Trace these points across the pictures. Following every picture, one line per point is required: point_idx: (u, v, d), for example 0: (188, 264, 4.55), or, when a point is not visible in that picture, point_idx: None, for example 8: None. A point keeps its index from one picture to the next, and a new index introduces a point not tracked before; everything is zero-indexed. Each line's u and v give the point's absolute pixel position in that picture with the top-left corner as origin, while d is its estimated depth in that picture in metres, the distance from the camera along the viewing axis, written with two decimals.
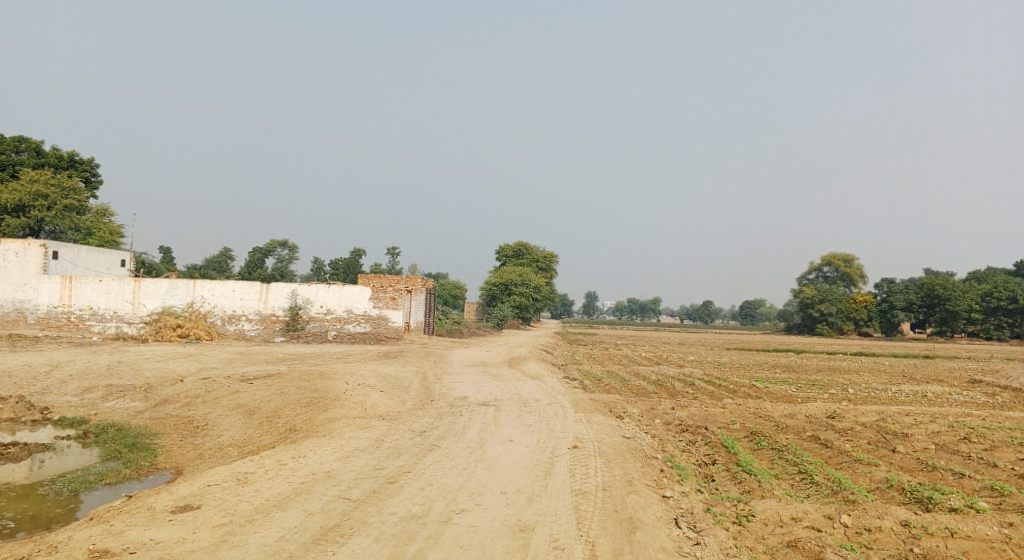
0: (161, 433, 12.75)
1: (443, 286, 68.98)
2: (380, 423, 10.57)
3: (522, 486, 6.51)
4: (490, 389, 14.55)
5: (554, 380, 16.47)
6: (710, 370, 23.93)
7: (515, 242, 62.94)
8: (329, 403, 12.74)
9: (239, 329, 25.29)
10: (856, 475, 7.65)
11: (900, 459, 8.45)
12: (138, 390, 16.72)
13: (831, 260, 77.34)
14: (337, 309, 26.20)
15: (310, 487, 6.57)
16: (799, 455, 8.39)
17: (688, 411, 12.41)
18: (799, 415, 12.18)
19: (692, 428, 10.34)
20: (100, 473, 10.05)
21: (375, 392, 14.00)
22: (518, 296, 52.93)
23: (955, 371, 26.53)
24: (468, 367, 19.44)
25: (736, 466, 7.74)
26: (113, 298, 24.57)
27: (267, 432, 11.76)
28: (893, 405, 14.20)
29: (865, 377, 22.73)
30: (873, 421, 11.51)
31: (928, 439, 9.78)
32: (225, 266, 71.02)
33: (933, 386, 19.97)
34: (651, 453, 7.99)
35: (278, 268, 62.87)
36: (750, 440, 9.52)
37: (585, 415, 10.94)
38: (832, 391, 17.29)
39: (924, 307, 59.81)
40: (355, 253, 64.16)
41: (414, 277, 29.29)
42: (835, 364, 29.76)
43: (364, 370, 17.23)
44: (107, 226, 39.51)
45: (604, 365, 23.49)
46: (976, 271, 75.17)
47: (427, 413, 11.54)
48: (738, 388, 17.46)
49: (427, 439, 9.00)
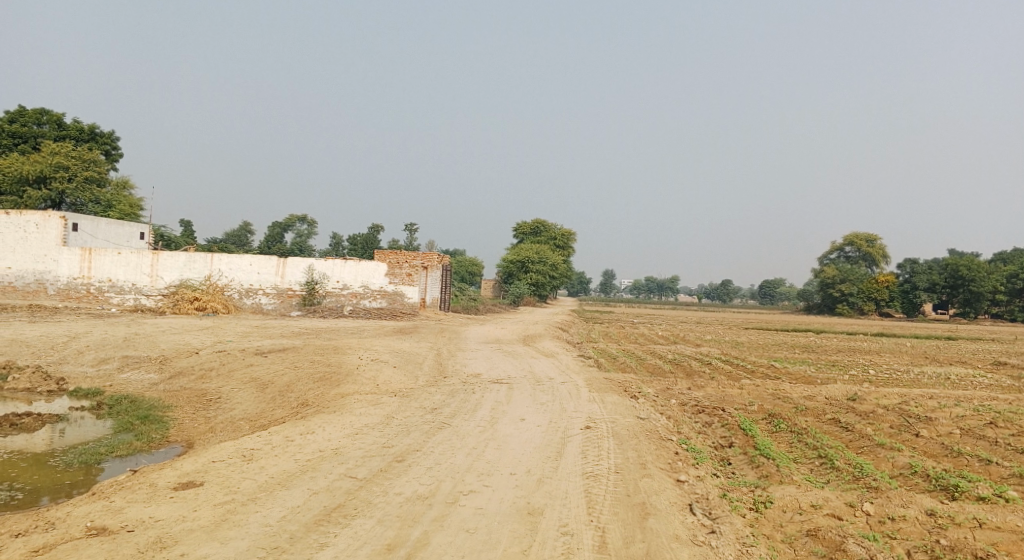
0: (175, 406, 12.79)
1: (460, 262, 68.90)
2: (391, 399, 10.48)
3: (532, 467, 6.34)
4: (504, 366, 14.42)
5: (569, 358, 16.30)
6: (728, 350, 23.64)
7: (532, 219, 62.54)
8: (341, 378, 12.66)
9: (256, 303, 25.34)
10: (878, 460, 7.39)
11: (924, 444, 8.16)
12: (153, 362, 16.81)
13: (853, 239, 76.11)
14: (353, 285, 26.14)
15: (316, 464, 6.47)
16: (819, 439, 8.13)
17: (705, 392, 12.18)
18: (819, 397, 11.89)
19: (709, 409, 10.11)
20: (112, 445, 10.09)
21: (388, 367, 13.93)
22: (535, 272, 52.69)
23: (979, 354, 25.98)
24: (482, 344, 19.32)
25: (753, 449, 7.52)
26: (131, 271, 24.70)
27: (279, 407, 11.72)
28: (917, 388, 13.84)
29: (886, 359, 22.32)
30: (896, 404, 11.19)
31: (953, 424, 9.46)
32: (244, 240, 71.50)
33: (956, 368, 19.54)
34: (666, 435, 7.78)
35: (296, 242, 63.17)
36: (768, 422, 9.28)
37: (600, 394, 10.75)
38: (853, 372, 16.95)
39: (948, 288, 58.77)
40: (373, 228, 64.27)
41: (431, 253, 29.14)
42: (855, 345, 29.28)
43: (378, 345, 17.18)
44: (127, 199, 39.70)
45: (620, 344, 23.28)
46: (1003, 252, 73.55)
47: (439, 390, 11.43)
48: (756, 368, 17.17)
49: (437, 417, 8.87)
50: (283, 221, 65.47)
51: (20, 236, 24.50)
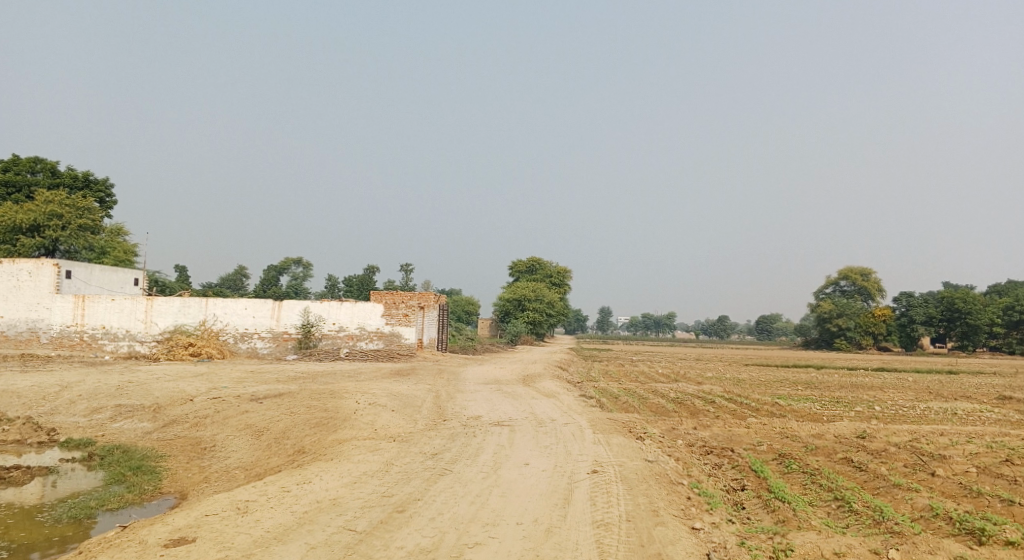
0: (168, 455, 12.44)
1: (456, 302, 68.66)
2: (390, 445, 10.19)
3: (539, 516, 6.09)
4: (504, 408, 14.14)
5: (570, 398, 16.02)
6: (730, 387, 23.36)
7: (528, 258, 62.63)
8: (339, 423, 12.36)
9: (251, 347, 25.05)
10: (896, 501, 7.15)
11: (941, 483, 7.92)
12: (147, 410, 16.47)
13: (848, 273, 76.34)
14: (349, 327, 25.97)
15: (314, 516, 6.20)
16: (833, 480, 7.89)
17: (711, 432, 11.92)
18: (828, 435, 11.64)
19: (717, 450, 9.85)
20: (102, 498, 9.74)
21: (387, 411, 13.64)
22: (532, 312, 52.50)
23: (982, 387, 25.75)
24: (481, 385, 19.03)
25: (766, 492, 7.27)
26: (125, 317, 24.45)
27: (275, 454, 11.39)
28: (925, 424, 13.59)
29: (890, 394, 22.06)
30: (907, 441, 10.95)
31: (968, 461, 9.23)
32: (240, 284, 71.33)
33: (962, 402, 19.30)
34: (676, 478, 7.53)
35: (291, 285, 63.03)
36: (778, 463, 9.03)
37: (604, 436, 10.49)
38: (859, 408, 16.69)
39: (945, 321, 58.72)
40: (369, 270, 64.24)
41: (428, 293, 29.01)
42: (857, 380, 29.02)
43: (375, 389, 16.89)
44: (122, 245, 39.64)
45: (620, 382, 22.99)
46: (997, 284, 73.81)
47: (439, 434, 11.15)
48: (760, 406, 16.91)
49: (438, 463, 8.60)
50: (279, 264, 65.43)
51: (13, 284, 24.29)
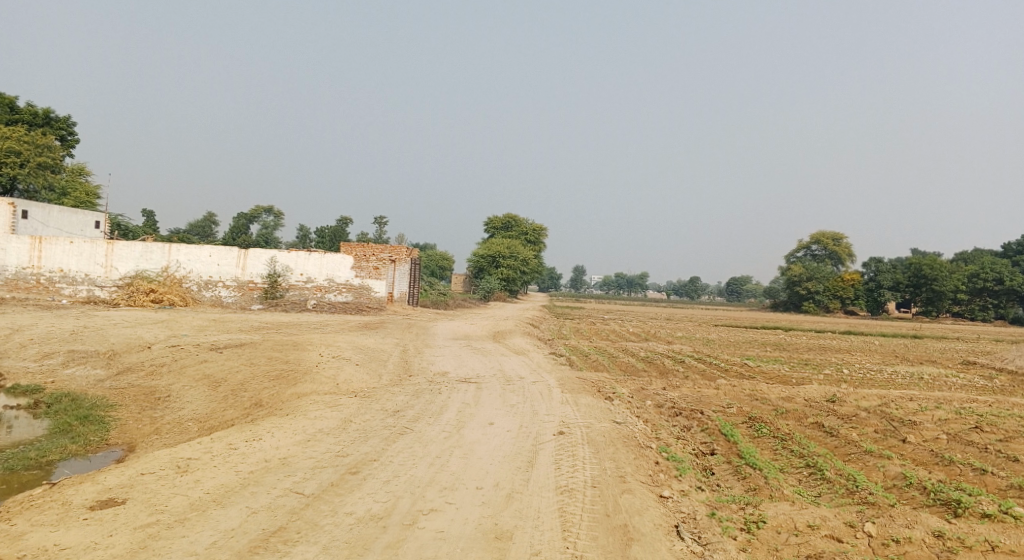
0: (119, 404, 11.90)
1: (429, 256, 67.86)
2: (350, 400, 9.79)
3: (499, 481, 5.75)
4: (473, 364, 13.81)
5: (540, 355, 15.74)
6: (700, 347, 23.37)
7: (504, 214, 61.96)
8: (300, 377, 11.90)
9: (215, 296, 24.33)
10: (868, 469, 6.96)
11: (912, 451, 7.77)
12: (101, 357, 15.82)
13: (820, 238, 77.04)
14: (317, 278, 25.28)
15: (259, 477, 5.78)
16: (804, 445, 7.69)
17: (681, 392, 11.72)
18: (798, 398, 11.51)
19: (687, 412, 9.61)
20: (44, 448, 9.21)
21: (351, 365, 13.21)
22: (507, 268, 52.15)
23: (947, 352, 26.12)
24: (451, 340, 18.68)
25: (737, 457, 7.03)
26: (84, 261, 23.48)
27: (231, 407, 10.94)
28: (894, 388, 13.58)
29: (857, 357, 22.22)
30: (876, 406, 10.85)
31: (938, 428, 9.12)
32: (208, 231, 69.63)
33: (928, 367, 19.48)
34: (644, 442, 7.25)
35: (262, 234, 61.67)
36: (749, 426, 8.82)
37: (573, 395, 10.20)
38: (828, 372, 16.68)
39: (911, 286, 59.65)
40: (342, 221, 63.16)
41: (399, 246, 28.39)
42: (826, 343, 29.27)
43: (341, 342, 16.41)
44: (83, 186, 38.07)
45: (592, 340, 22.80)
46: (964, 252, 75.15)
47: (403, 390, 10.77)
48: (730, 367, 16.82)
49: (399, 421, 8.22)
50: (249, 212, 63.96)
51: None
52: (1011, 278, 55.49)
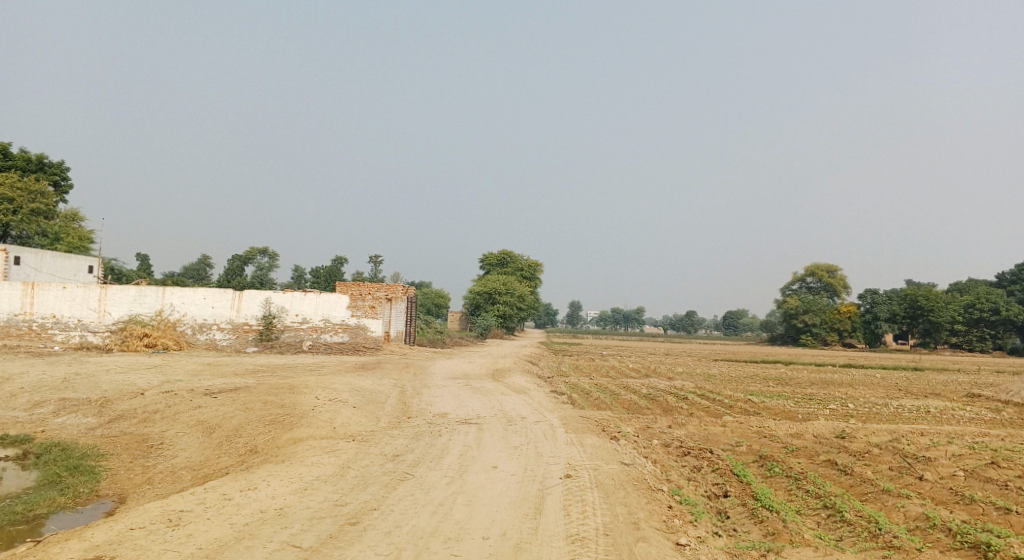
0: (110, 454, 11.56)
1: (425, 294, 67.67)
2: (348, 445, 9.51)
3: (507, 529, 5.49)
4: (473, 405, 13.53)
5: (541, 394, 15.47)
6: (702, 383, 23.11)
7: (499, 251, 62.05)
8: (296, 421, 11.61)
9: (210, 339, 24.02)
10: (887, 509, 6.73)
11: (930, 489, 7.53)
12: (92, 405, 15.46)
13: (814, 271, 77.26)
14: (313, 319, 25.03)
15: (254, 530, 5.51)
16: (819, 484, 7.45)
17: (687, 431, 11.46)
18: (807, 435, 11.26)
19: (695, 451, 9.35)
20: (31, 501, 8.88)
21: (348, 408, 12.92)
22: (503, 305, 51.97)
23: (949, 384, 25.89)
24: (449, 380, 18.39)
25: (751, 499, 6.79)
26: (77, 306, 23.21)
27: (225, 454, 10.63)
28: (902, 423, 13.34)
29: (860, 391, 21.96)
30: (887, 442, 10.62)
31: (954, 464, 8.88)
32: (203, 273, 69.41)
33: (932, 400, 19.22)
34: (655, 484, 7.00)
35: (257, 275, 61.49)
36: (760, 465, 8.57)
37: (577, 435, 9.94)
38: (833, 406, 16.43)
39: (907, 318, 59.50)
40: (337, 261, 63.12)
41: (395, 285, 28.23)
42: (827, 376, 29.00)
43: (337, 384, 16.11)
44: (77, 231, 37.95)
45: (591, 377, 22.52)
46: (958, 283, 75.41)
47: (403, 433, 10.50)
48: (734, 403, 16.56)
49: (399, 466, 7.94)
50: (244, 254, 63.89)
51: None
52: (1006, 307, 56.14)
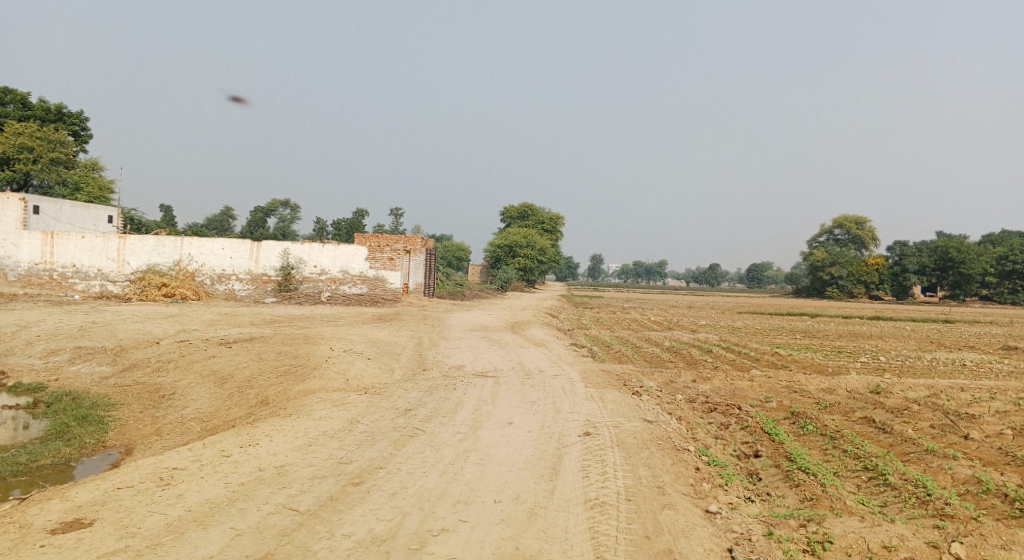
0: (122, 403, 11.40)
1: (446, 247, 67.15)
2: (359, 398, 9.16)
3: (520, 492, 5.08)
4: (490, 357, 13.15)
5: (560, 346, 15.05)
6: (726, 335, 22.53)
7: (520, 203, 61.31)
8: (308, 373, 11.31)
9: (228, 289, 23.88)
10: (934, 471, 6.19)
11: (979, 449, 6.97)
12: (107, 354, 15.35)
13: (841, 222, 75.45)
14: (331, 270, 24.75)
15: (250, 490, 5.16)
16: (857, 443, 6.93)
17: (712, 385, 10.98)
18: (840, 390, 10.69)
19: (722, 407, 8.84)
20: (36, 452, 8.70)
21: (362, 360, 12.60)
22: (523, 257, 51.42)
23: (983, 337, 24.99)
24: (467, 332, 18.04)
25: (785, 460, 6.28)
26: (96, 256, 23.09)
27: (235, 406, 10.38)
28: (940, 377, 12.71)
29: (891, 344, 21.22)
30: (926, 397, 10.03)
31: (1001, 422, 8.28)
32: (225, 225, 69.65)
33: (968, 353, 18.46)
34: (681, 444, 6.54)
35: (279, 227, 61.49)
36: (792, 423, 8.05)
37: (597, 390, 9.50)
38: (864, 360, 15.81)
39: (937, 270, 57.73)
40: (358, 214, 62.88)
41: (414, 236, 27.78)
42: (855, 329, 28.21)
43: (352, 335, 15.80)
44: (96, 181, 37.83)
45: (612, 330, 22.03)
46: (991, 234, 73.33)
47: (416, 386, 10.14)
48: (760, 356, 16.01)
49: (409, 421, 7.57)
50: (265, 206, 63.82)
51: None
52: None
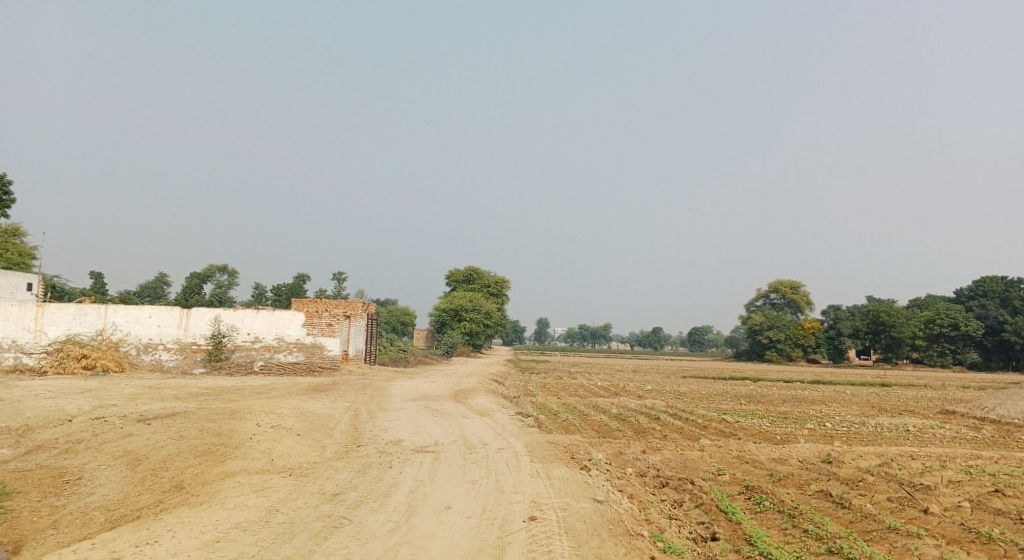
0: (17, 491, 10.13)
1: (390, 312, 65.88)
2: (283, 482, 8.36)
3: None
4: (431, 429, 12.43)
5: (505, 416, 14.40)
6: (673, 401, 22.27)
7: (466, 267, 61.11)
8: (230, 454, 10.37)
9: (155, 360, 22.50)
10: (900, 553, 5.86)
11: (941, 525, 6.70)
12: (10, 434, 13.89)
13: (777, 287, 77.98)
14: (265, 338, 23.64)
15: None
16: (817, 521, 6.57)
17: (662, 456, 10.55)
18: (792, 460, 10.40)
19: (674, 482, 8.38)
20: None
21: (291, 436, 11.70)
22: (468, 322, 50.84)
23: (921, 401, 25.43)
24: (408, 402, 17.20)
25: (745, 545, 5.84)
26: (11, 325, 21.48)
27: (147, 492, 9.34)
28: (887, 444, 12.60)
29: (834, 409, 21.31)
30: (877, 467, 9.84)
31: (956, 494, 8.08)
32: (160, 292, 66.92)
33: (910, 418, 18.58)
34: (635, 527, 6.05)
35: (216, 294, 59.41)
36: (747, 498, 7.65)
37: (543, 465, 8.94)
38: (811, 426, 15.66)
39: (869, 334, 59.72)
40: (300, 279, 61.41)
41: (354, 301, 27.04)
42: (798, 393, 28.37)
43: (284, 408, 14.81)
44: (18, 247, 35.77)
45: (559, 397, 21.49)
46: (918, 300, 76.90)
47: (349, 465, 9.38)
48: (709, 423, 15.70)
49: (337, 509, 6.84)
50: (203, 271, 61.72)
51: None
52: (965, 323, 56.48)
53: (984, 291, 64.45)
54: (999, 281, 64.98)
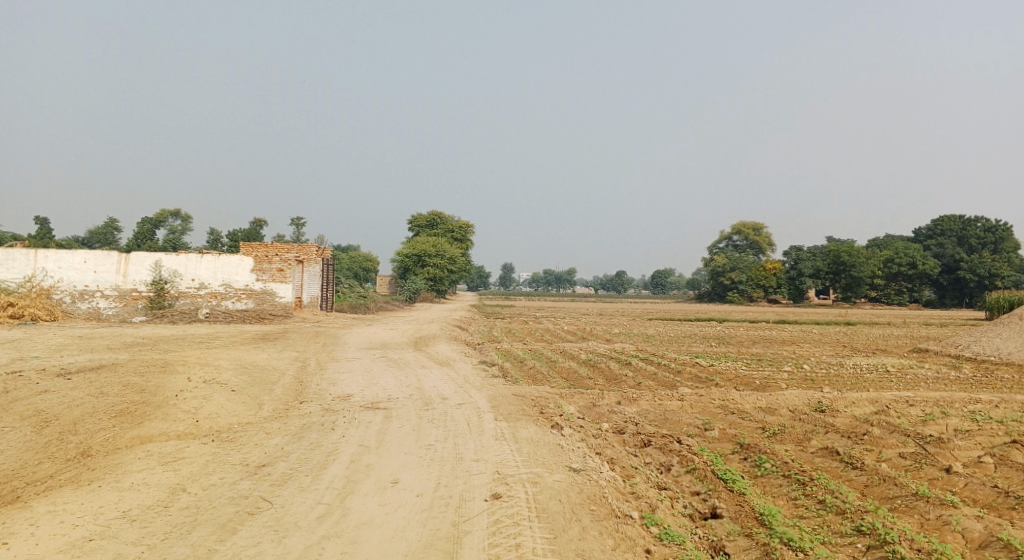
0: None
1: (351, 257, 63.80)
2: (202, 449, 7.06)
3: None
4: (385, 382, 11.20)
5: (468, 365, 13.24)
6: (642, 345, 21.40)
7: (429, 211, 59.20)
8: (148, 415, 8.96)
9: (91, 308, 20.72)
10: (941, 529, 4.86)
11: (973, 489, 5.74)
12: None
13: (740, 227, 77.91)
14: (211, 284, 21.94)
15: None
16: (834, 488, 5.54)
17: (640, 408, 9.51)
18: (782, 409, 9.45)
19: (659, 440, 7.29)
20: None
21: (225, 393, 10.34)
22: (433, 267, 49.32)
23: (889, 339, 25.18)
24: (363, 351, 15.90)
25: (758, 526, 4.78)
26: None
27: (46, 460, 7.90)
28: (875, 388, 11.78)
29: (807, 350, 20.66)
30: (875, 416, 8.94)
31: (973, 448, 7.19)
32: (109, 238, 63.65)
33: (886, 358, 18.00)
34: (623, 508, 4.91)
35: (169, 239, 56.60)
36: (746, 461, 6.59)
37: (510, 424, 7.79)
38: (789, 369, 14.88)
39: (830, 274, 59.87)
40: (256, 224, 58.80)
41: (309, 244, 25.02)
42: (766, 334, 27.98)
43: (223, 360, 13.35)
44: None
45: (526, 343, 20.50)
46: (876, 239, 78.08)
47: (285, 427, 8.10)
48: (684, 368, 14.79)
49: (258, 487, 5.59)
50: (154, 217, 58.70)
51: None
52: (923, 261, 56.98)
53: (942, 230, 64.77)
54: (956, 219, 65.36)
